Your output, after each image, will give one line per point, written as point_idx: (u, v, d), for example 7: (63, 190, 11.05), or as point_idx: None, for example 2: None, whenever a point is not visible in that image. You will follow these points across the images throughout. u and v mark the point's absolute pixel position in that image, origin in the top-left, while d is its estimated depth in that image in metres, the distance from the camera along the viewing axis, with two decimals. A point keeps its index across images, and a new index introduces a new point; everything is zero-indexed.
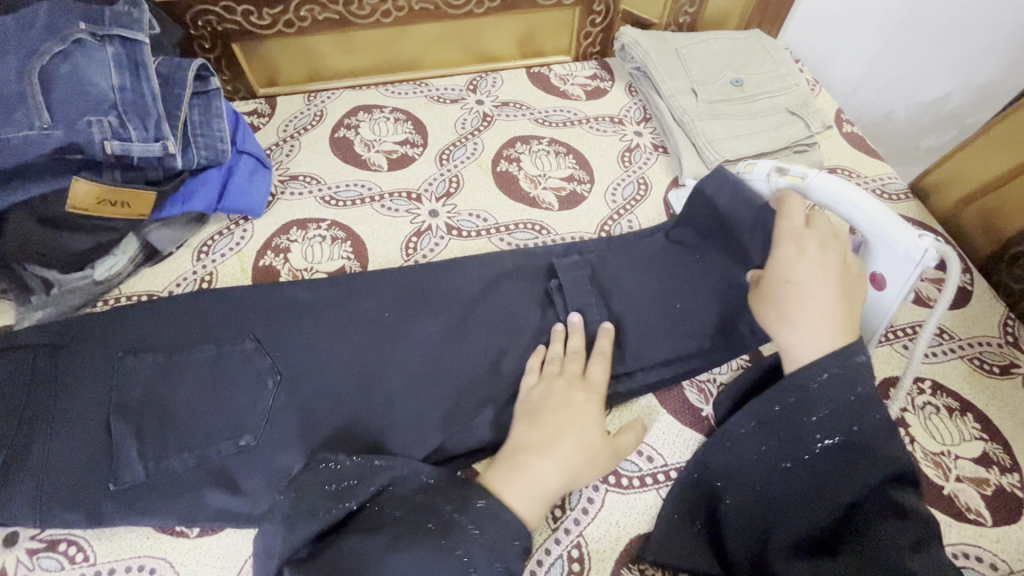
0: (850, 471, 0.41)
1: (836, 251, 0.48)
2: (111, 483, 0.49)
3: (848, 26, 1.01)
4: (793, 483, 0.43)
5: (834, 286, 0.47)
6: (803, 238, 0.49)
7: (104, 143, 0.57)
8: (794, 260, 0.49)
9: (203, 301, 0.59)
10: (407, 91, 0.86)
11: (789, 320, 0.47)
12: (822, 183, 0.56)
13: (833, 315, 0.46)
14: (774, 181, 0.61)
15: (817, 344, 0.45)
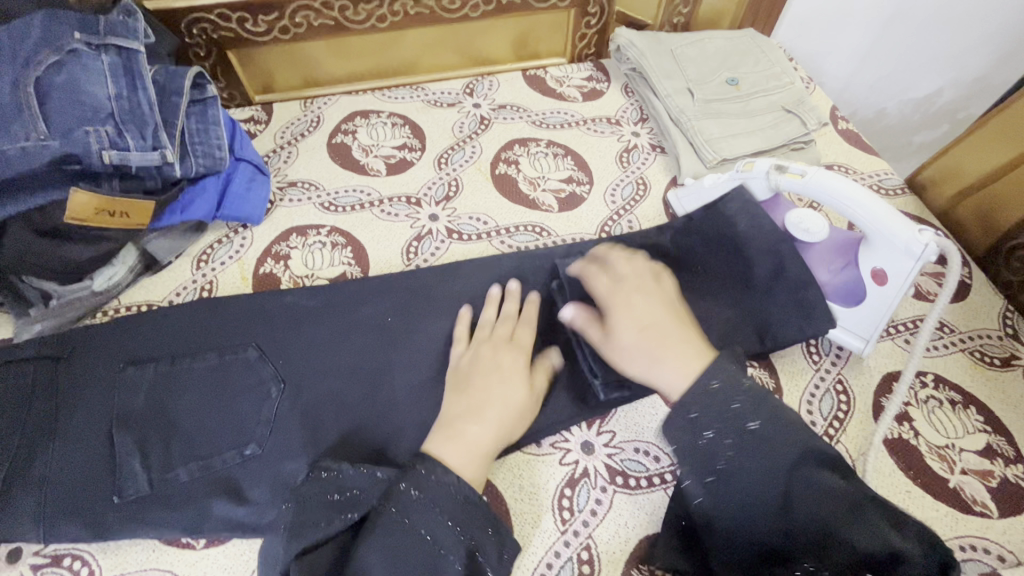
0: (760, 470, 0.38)
1: (653, 287, 0.53)
2: (114, 496, 0.49)
3: (840, 24, 1.02)
4: (722, 505, 0.39)
5: (666, 311, 0.50)
6: (621, 290, 0.53)
7: (102, 153, 0.57)
8: (624, 304, 0.52)
9: (204, 310, 0.59)
10: (404, 95, 0.86)
11: (647, 351, 0.47)
12: (821, 181, 0.57)
13: (672, 332, 0.48)
14: (774, 179, 0.61)
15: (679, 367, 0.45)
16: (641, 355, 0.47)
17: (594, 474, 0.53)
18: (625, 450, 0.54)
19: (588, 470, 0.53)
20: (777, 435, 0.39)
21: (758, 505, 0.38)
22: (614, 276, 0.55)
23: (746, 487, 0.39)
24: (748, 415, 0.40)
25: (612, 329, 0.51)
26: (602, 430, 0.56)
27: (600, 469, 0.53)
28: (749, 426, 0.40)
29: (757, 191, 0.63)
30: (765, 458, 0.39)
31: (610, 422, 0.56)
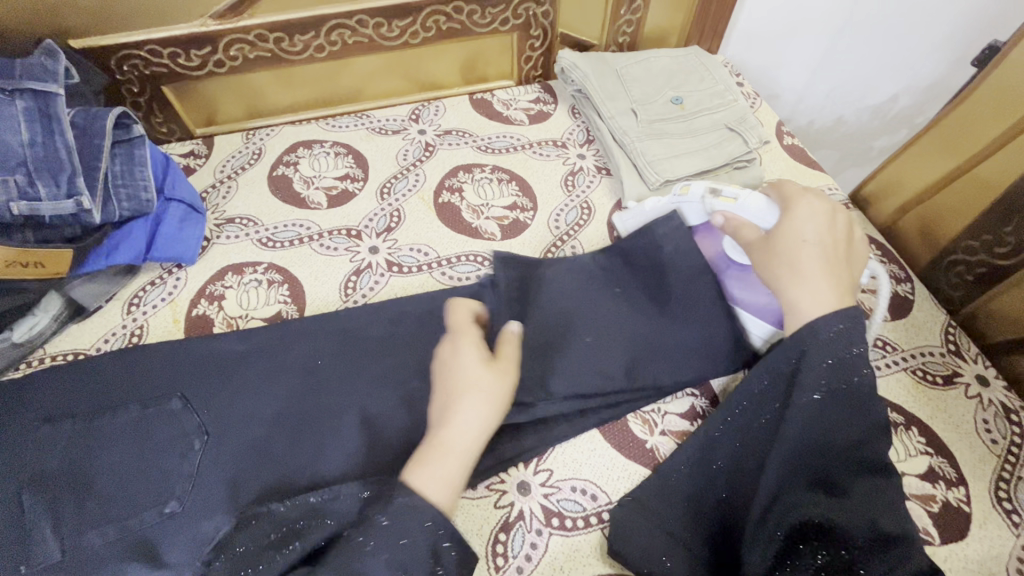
0: (851, 425, 0.42)
1: (843, 220, 0.53)
2: (23, 566, 0.46)
3: (787, 37, 1.02)
4: (805, 433, 0.42)
5: (831, 241, 0.50)
6: (812, 201, 0.54)
7: (11, 205, 0.56)
8: (803, 216, 0.52)
9: (129, 360, 0.57)
10: (347, 124, 0.85)
11: (798, 266, 0.48)
12: (750, 203, 0.58)
13: (833, 265, 0.48)
14: (709, 202, 0.62)
15: (822, 293, 0.46)
16: (780, 259, 0.50)
17: (529, 516, 0.51)
18: (562, 490, 0.53)
19: (524, 513, 0.52)
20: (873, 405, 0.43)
21: (826, 453, 0.41)
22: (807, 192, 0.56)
23: (837, 430, 0.42)
24: (858, 367, 0.43)
25: (775, 232, 0.52)
26: (540, 468, 0.54)
27: (536, 511, 0.52)
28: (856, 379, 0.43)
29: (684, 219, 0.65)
30: (859, 418, 0.42)
31: (547, 460, 0.55)
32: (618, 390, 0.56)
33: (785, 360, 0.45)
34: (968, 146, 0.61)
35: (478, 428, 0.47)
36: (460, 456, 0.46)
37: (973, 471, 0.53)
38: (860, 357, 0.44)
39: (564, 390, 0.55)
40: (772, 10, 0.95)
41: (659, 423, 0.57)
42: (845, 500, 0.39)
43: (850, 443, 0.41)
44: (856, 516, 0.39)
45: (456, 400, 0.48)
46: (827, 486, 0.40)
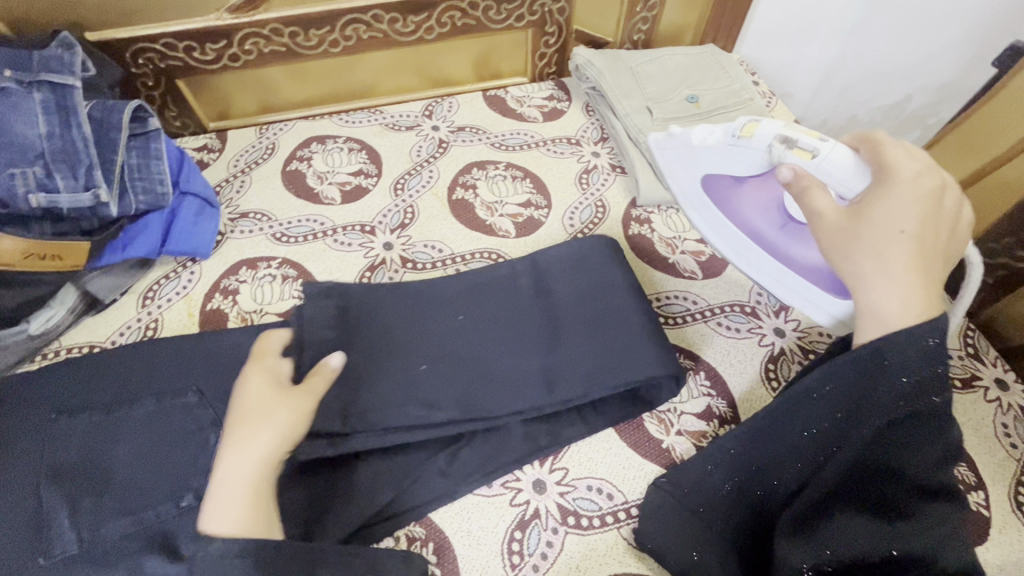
0: (924, 450, 0.38)
1: (955, 199, 0.43)
2: (41, 557, 0.47)
3: (803, 35, 1.01)
4: (864, 449, 0.39)
5: (935, 230, 0.41)
6: (920, 176, 0.43)
7: (29, 196, 0.55)
8: (909, 195, 0.42)
9: (145, 354, 0.57)
10: (361, 119, 0.85)
11: (883, 255, 0.41)
12: (832, 163, 0.48)
13: (929, 261, 0.40)
14: (777, 153, 0.51)
15: (906, 291, 0.40)
16: (857, 243, 0.42)
17: (545, 514, 0.51)
18: (578, 488, 0.53)
19: (540, 511, 0.51)
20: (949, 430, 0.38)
21: (887, 477, 0.38)
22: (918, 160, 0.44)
23: (904, 453, 0.38)
24: (937, 389, 0.38)
25: (865, 210, 0.43)
26: (555, 467, 0.54)
27: (552, 510, 0.52)
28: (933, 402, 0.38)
29: (738, 160, 0.55)
30: (934, 442, 0.38)
31: (562, 458, 0.54)
32: (442, 422, 0.52)
33: (854, 371, 0.40)
34: (991, 148, 0.61)
35: (265, 460, 0.43)
36: (249, 493, 0.42)
37: (993, 475, 0.53)
38: (937, 377, 0.38)
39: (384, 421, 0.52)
40: (788, 8, 0.94)
41: (675, 423, 0.56)
42: (904, 524, 0.37)
43: (919, 468, 0.38)
44: (916, 542, 0.36)
45: (243, 436, 0.44)
46: (885, 507, 0.38)
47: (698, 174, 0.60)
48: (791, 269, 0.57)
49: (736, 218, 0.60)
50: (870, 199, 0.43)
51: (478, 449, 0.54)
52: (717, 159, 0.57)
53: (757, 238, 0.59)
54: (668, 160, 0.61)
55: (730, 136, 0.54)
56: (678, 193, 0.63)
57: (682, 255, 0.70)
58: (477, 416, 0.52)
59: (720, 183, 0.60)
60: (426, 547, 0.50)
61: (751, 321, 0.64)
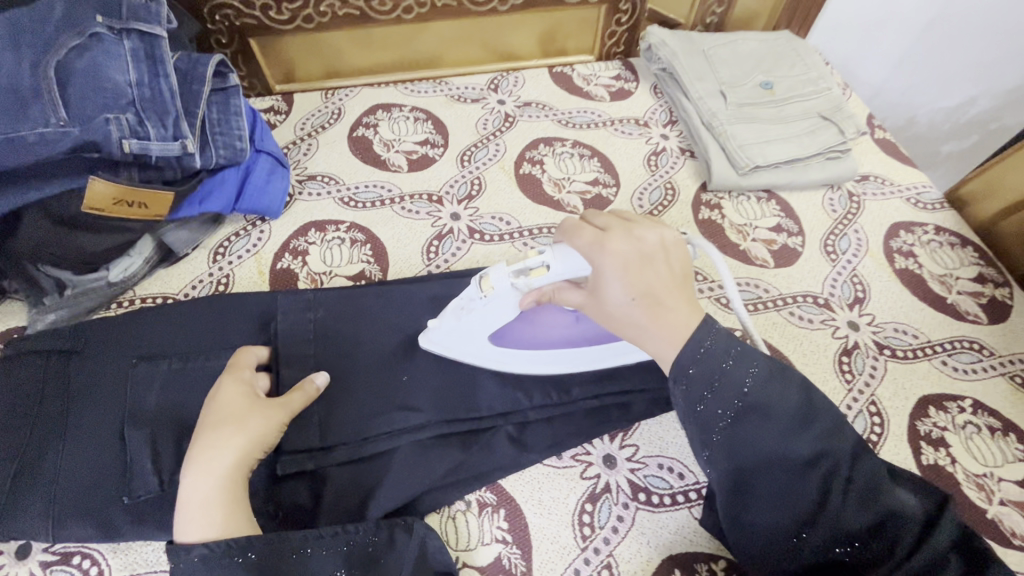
0: (785, 433, 0.39)
1: (649, 233, 0.45)
2: (125, 496, 0.47)
3: (874, 27, 0.98)
4: (735, 464, 0.40)
5: (660, 275, 0.43)
6: (611, 244, 0.44)
7: (123, 142, 0.56)
8: (617, 268, 0.43)
9: (222, 309, 0.58)
10: (426, 89, 0.83)
11: (639, 324, 0.43)
12: (564, 263, 0.45)
13: (665, 301, 0.43)
14: (521, 286, 0.47)
15: (669, 337, 0.42)
16: (620, 319, 0.44)
17: (616, 489, 0.51)
18: (649, 466, 0.53)
19: (611, 485, 0.52)
20: (783, 398, 0.40)
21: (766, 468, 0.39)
22: (600, 227, 0.46)
23: (768, 446, 0.39)
24: (744, 376, 0.40)
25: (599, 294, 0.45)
26: (626, 443, 0.54)
27: (623, 485, 0.52)
28: (745, 389, 0.40)
29: (498, 314, 0.50)
30: (777, 419, 0.39)
31: (633, 435, 0.54)
32: (424, 430, 0.52)
33: (698, 387, 0.40)
34: None
35: (232, 461, 0.44)
36: (203, 504, 0.42)
37: None
38: (738, 367, 0.40)
39: (387, 428, 0.52)
40: None
41: None
42: (816, 507, 0.38)
43: (793, 450, 0.38)
44: (830, 518, 0.37)
45: (207, 448, 0.44)
46: (789, 497, 0.38)
47: (481, 342, 0.53)
48: (609, 342, 0.54)
49: (542, 345, 0.54)
50: (595, 285, 0.45)
51: (552, 421, 0.55)
52: (484, 323, 0.50)
53: (567, 343, 0.54)
54: (450, 342, 0.53)
55: (474, 298, 0.49)
56: (476, 361, 0.54)
57: (753, 243, 0.69)
58: (457, 419, 0.53)
59: (502, 329, 0.53)
60: (497, 512, 0.50)
61: (824, 313, 0.63)
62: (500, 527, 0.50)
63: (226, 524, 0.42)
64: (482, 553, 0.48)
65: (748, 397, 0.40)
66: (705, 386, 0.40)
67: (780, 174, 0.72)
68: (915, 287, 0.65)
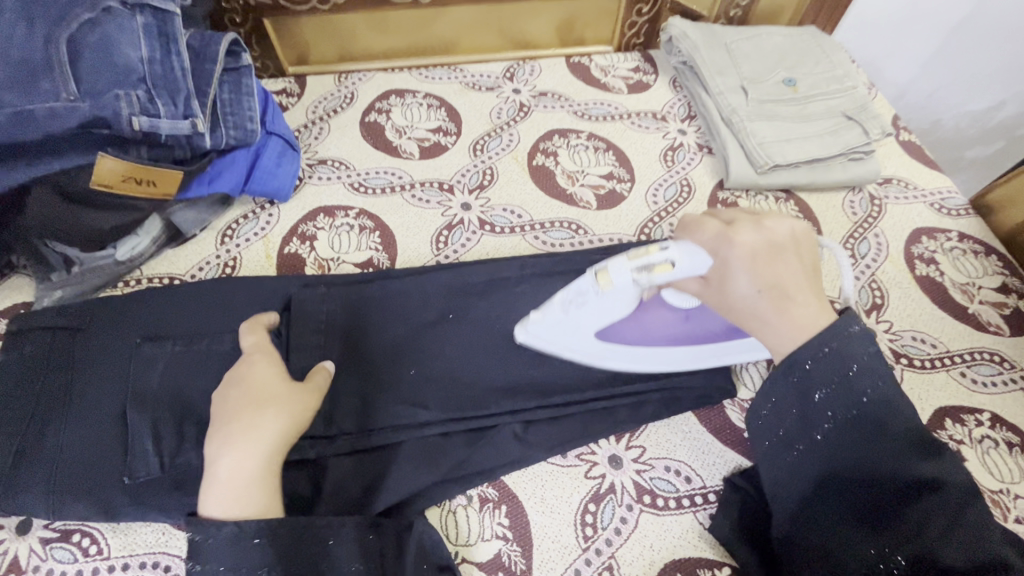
0: (893, 451, 0.36)
1: (783, 228, 0.44)
2: (126, 477, 0.47)
3: (902, 26, 0.95)
4: (828, 461, 0.39)
5: (791, 270, 0.43)
6: (742, 239, 0.43)
7: (132, 119, 0.56)
8: (745, 261, 0.43)
9: (228, 292, 0.57)
10: (440, 75, 0.81)
11: (762, 316, 0.43)
12: (688, 263, 0.44)
13: (794, 295, 0.42)
14: (640, 284, 0.46)
15: (796, 329, 0.41)
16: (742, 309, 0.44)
17: (620, 490, 0.51)
18: (654, 468, 0.52)
19: (615, 486, 0.51)
20: (897, 416, 0.37)
21: (860, 474, 0.37)
22: (729, 220, 0.45)
23: (872, 458, 0.37)
24: (866, 386, 0.38)
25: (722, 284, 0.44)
26: (632, 444, 0.53)
27: (628, 486, 0.51)
28: (864, 399, 0.38)
29: (613, 309, 0.50)
30: (887, 434, 0.37)
31: (639, 437, 0.54)
32: (427, 422, 0.52)
33: (796, 378, 0.40)
34: None
35: (256, 445, 0.43)
36: (237, 488, 0.41)
37: None
38: (860, 376, 0.38)
39: (389, 420, 0.51)
40: None
41: None
42: (907, 535, 0.35)
43: (897, 469, 0.36)
44: (920, 549, 0.34)
45: (242, 427, 0.43)
46: (877, 516, 0.36)
47: (587, 336, 0.52)
48: (712, 344, 0.53)
49: (642, 344, 0.54)
50: (720, 279, 0.44)
51: (558, 418, 0.53)
52: (595, 319, 0.50)
53: (669, 342, 0.54)
54: (547, 338, 0.53)
55: (593, 292, 0.48)
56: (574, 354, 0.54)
57: None
58: (460, 415, 0.52)
59: (610, 326, 0.52)
60: (498, 509, 0.50)
61: None
62: (501, 523, 0.49)
63: (257, 504, 0.41)
64: (482, 548, 0.48)
65: (864, 408, 0.38)
66: (807, 378, 0.39)
67: (800, 174, 0.70)
68: (935, 295, 0.63)
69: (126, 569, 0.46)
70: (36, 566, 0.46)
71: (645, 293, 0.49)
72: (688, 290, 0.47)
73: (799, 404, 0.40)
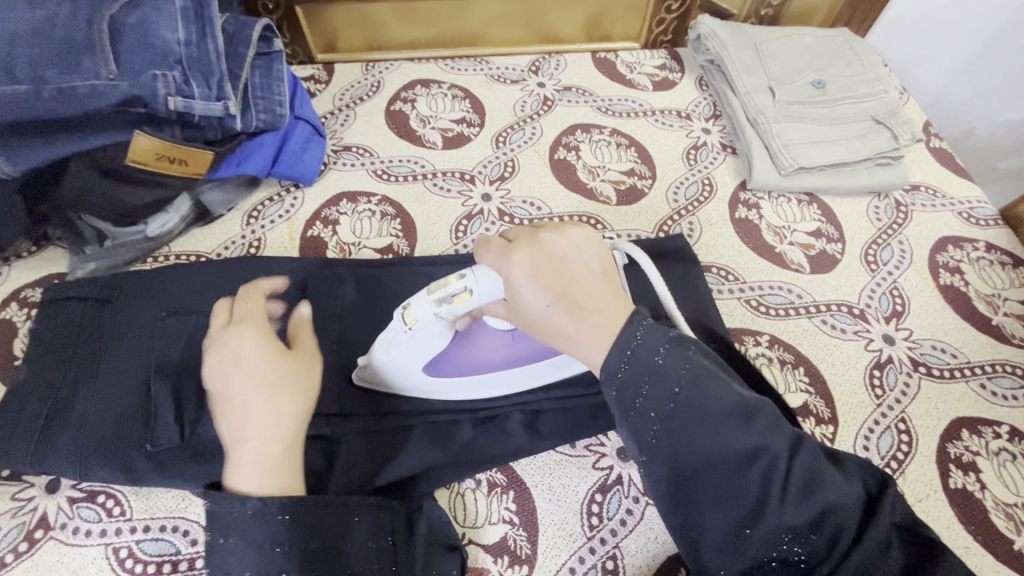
0: (722, 433, 0.37)
1: (561, 237, 0.43)
2: (148, 444, 0.49)
3: (939, 31, 0.93)
4: (675, 466, 0.37)
5: (581, 279, 0.42)
6: (518, 255, 0.42)
7: (169, 98, 0.57)
8: (527, 279, 0.41)
9: (252, 271, 0.59)
10: (467, 67, 0.82)
11: (565, 332, 0.41)
12: (485, 284, 0.43)
13: (584, 305, 0.41)
14: (443, 314, 0.45)
15: (596, 338, 0.40)
16: (547, 328, 0.42)
17: (628, 482, 0.51)
18: None
19: (622, 478, 0.51)
20: (714, 396, 0.37)
21: (706, 470, 0.37)
22: (510, 238, 0.44)
23: (701, 449, 0.37)
24: (675, 373, 0.38)
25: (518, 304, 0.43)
26: None
27: (635, 479, 0.51)
28: (678, 388, 0.38)
29: (427, 346, 0.48)
30: (712, 421, 0.37)
31: None
32: (440, 409, 0.53)
33: (631, 380, 0.38)
34: None
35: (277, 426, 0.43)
36: (269, 468, 0.42)
37: None
38: (670, 358, 0.38)
39: (403, 402, 0.53)
40: None
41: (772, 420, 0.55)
42: (752, 508, 0.36)
43: (728, 450, 0.36)
44: (774, 520, 0.35)
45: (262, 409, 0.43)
46: (731, 504, 0.36)
47: (420, 370, 0.50)
48: (547, 360, 0.52)
49: (476, 371, 0.52)
50: (514, 297, 0.42)
51: (568, 409, 0.54)
52: (421, 351, 0.48)
53: (506, 366, 0.52)
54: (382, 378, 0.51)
55: (399, 333, 0.47)
56: (421, 391, 0.52)
57: (790, 246, 0.66)
58: (473, 402, 0.53)
59: (440, 356, 0.51)
60: (506, 494, 0.50)
61: (859, 324, 0.60)
62: (508, 508, 0.50)
63: (284, 480, 0.42)
64: (489, 531, 0.49)
65: (680, 397, 0.37)
66: (629, 380, 0.38)
67: (823, 178, 0.69)
68: (958, 305, 0.62)
69: (147, 531, 0.48)
70: (63, 523, 0.48)
71: (458, 322, 0.49)
72: (499, 313, 0.46)
73: (635, 411, 0.38)
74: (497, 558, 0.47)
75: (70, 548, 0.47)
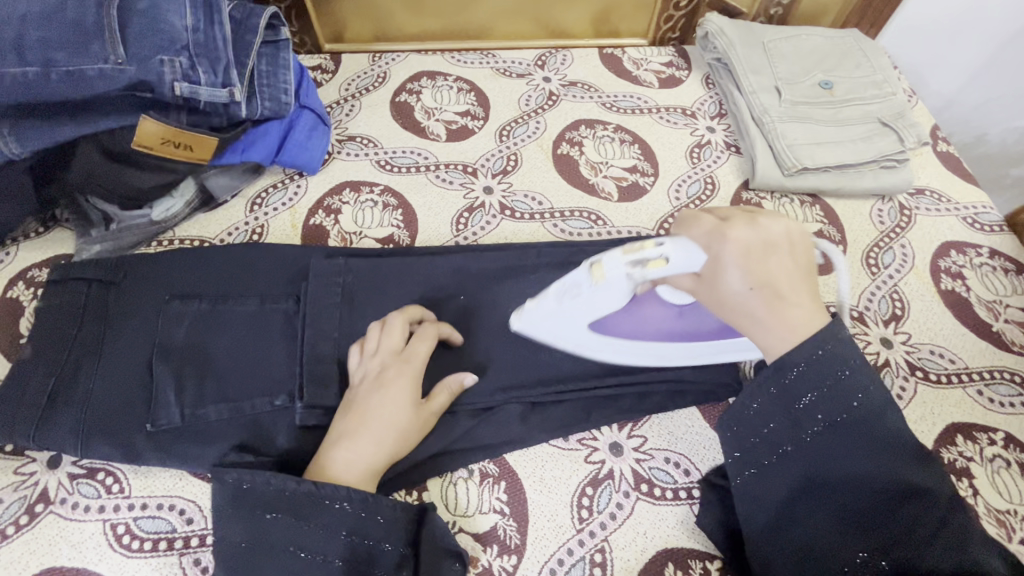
0: (881, 458, 0.37)
1: (777, 224, 0.42)
2: (148, 424, 0.50)
3: (952, 34, 0.92)
4: (814, 466, 0.38)
5: (784, 271, 0.41)
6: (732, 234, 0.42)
7: (174, 84, 0.58)
8: (738, 259, 0.41)
9: (253, 258, 0.60)
10: (473, 60, 0.82)
11: (756, 316, 0.41)
12: (683, 253, 0.43)
13: (785, 297, 0.41)
14: (635, 275, 0.45)
15: (791, 331, 0.40)
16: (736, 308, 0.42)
17: (619, 477, 0.51)
18: (655, 459, 0.53)
19: (614, 472, 0.52)
20: (885, 422, 0.38)
21: (848, 483, 0.37)
22: (722, 215, 0.44)
23: (853, 463, 0.37)
24: (857, 390, 0.38)
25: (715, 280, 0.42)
26: (634, 433, 0.54)
27: (626, 474, 0.52)
28: (855, 403, 0.38)
29: (603, 306, 0.49)
30: (876, 441, 0.37)
31: (642, 426, 0.54)
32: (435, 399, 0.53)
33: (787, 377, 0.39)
34: None
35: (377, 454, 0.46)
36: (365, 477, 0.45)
37: None
38: (853, 379, 0.38)
39: None
40: None
41: None
42: (884, 537, 0.35)
43: (882, 475, 0.36)
44: (910, 557, 0.34)
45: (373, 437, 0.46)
46: (862, 524, 0.36)
47: (583, 327, 0.51)
48: (706, 342, 0.52)
49: (636, 338, 0.53)
50: (713, 274, 0.42)
51: (564, 401, 0.54)
52: (591, 313, 0.49)
53: (665, 337, 0.53)
54: (543, 326, 0.52)
55: (587, 286, 0.47)
56: (575, 345, 0.54)
57: None
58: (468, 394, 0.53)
59: (605, 319, 0.51)
60: (497, 484, 0.51)
61: (857, 326, 0.60)
62: (499, 498, 0.50)
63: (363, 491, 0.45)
64: (479, 520, 0.49)
65: (853, 410, 0.38)
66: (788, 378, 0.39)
67: (827, 179, 0.69)
68: (958, 311, 0.61)
69: (145, 508, 0.49)
70: (63, 498, 0.49)
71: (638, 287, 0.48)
72: (682, 286, 0.46)
73: (788, 409, 0.39)
74: (487, 547, 0.48)
75: (69, 523, 0.48)
